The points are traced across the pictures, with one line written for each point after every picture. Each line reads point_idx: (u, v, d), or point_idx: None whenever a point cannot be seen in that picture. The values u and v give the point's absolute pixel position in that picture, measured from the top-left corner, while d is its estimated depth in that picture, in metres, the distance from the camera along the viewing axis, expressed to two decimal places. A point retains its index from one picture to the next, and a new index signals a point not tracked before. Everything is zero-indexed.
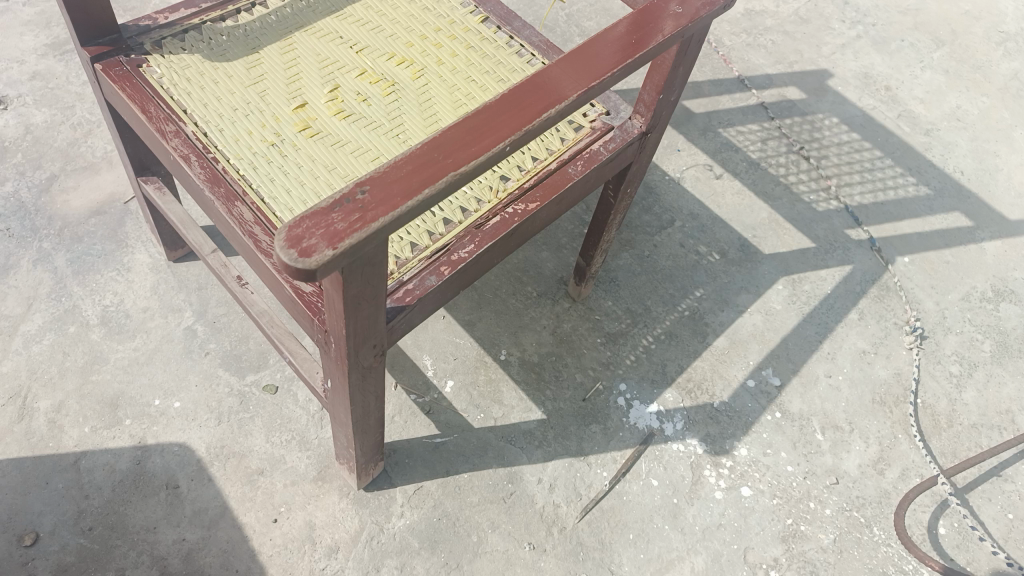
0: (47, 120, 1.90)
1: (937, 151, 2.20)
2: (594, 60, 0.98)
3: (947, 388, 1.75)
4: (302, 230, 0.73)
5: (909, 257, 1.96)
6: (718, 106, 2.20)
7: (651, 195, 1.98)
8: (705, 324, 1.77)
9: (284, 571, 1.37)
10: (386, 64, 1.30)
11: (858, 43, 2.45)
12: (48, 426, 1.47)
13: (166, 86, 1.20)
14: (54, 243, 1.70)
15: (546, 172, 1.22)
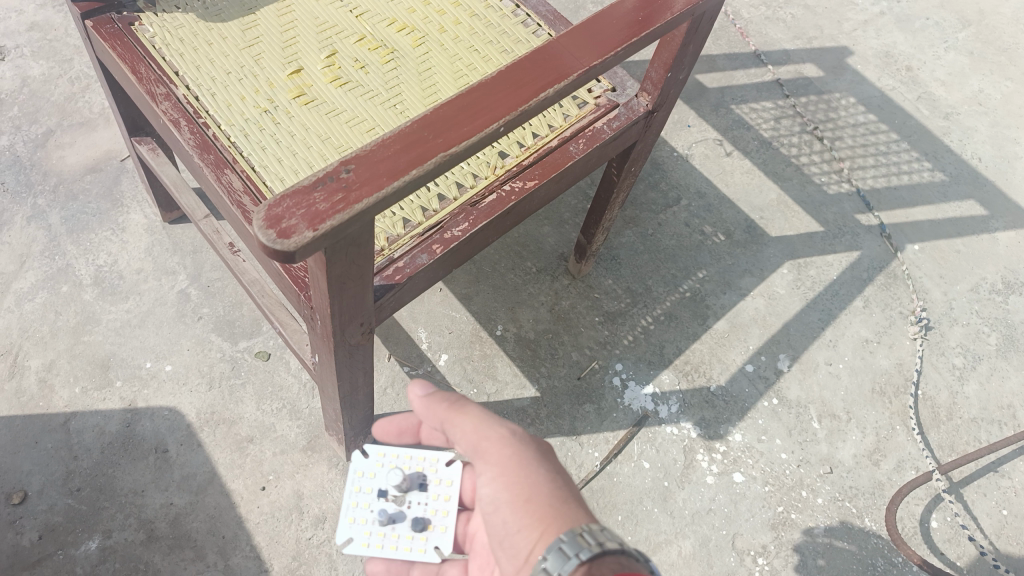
0: (44, 73, 1.86)
1: (955, 136, 2.14)
2: (598, 36, 0.93)
3: (950, 380, 1.72)
4: (282, 210, 0.70)
5: (919, 244, 1.92)
6: (732, 82, 2.14)
7: (658, 172, 1.94)
8: (706, 307, 1.75)
9: (271, 539, 1.37)
10: (386, 30, 1.25)
11: (881, 20, 2.37)
12: (39, 385, 1.47)
13: (158, 46, 1.16)
14: (49, 200, 1.68)
15: (546, 149, 1.18)
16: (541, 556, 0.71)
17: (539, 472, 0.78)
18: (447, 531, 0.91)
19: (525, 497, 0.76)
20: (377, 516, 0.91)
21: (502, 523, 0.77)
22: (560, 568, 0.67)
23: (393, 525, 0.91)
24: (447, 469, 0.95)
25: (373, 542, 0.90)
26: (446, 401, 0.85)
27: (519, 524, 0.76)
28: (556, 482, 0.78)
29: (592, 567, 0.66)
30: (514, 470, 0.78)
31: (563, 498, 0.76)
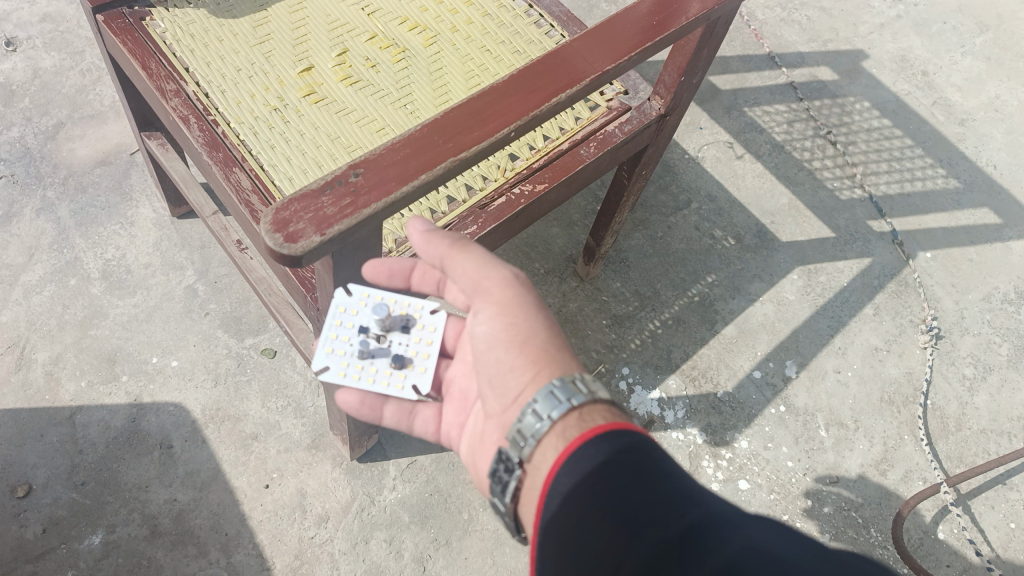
0: (55, 65, 1.86)
1: (970, 143, 2.12)
2: (612, 39, 0.92)
3: (959, 391, 1.71)
4: (290, 213, 0.70)
5: (932, 252, 1.90)
6: (745, 84, 2.12)
7: (668, 174, 1.93)
8: (715, 311, 1.73)
9: (273, 537, 1.37)
10: (398, 28, 1.24)
11: (898, 23, 2.35)
12: (45, 378, 1.47)
13: (169, 41, 1.16)
14: (58, 192, 1.68)
15: (557, 152, 1.17)
16: (531, 398, 0.72)
17: (535, 318, 0.77)
18: (427, 372, 0.86)
19: (520, 342, 0.76)
20: (357, 349, 0.85)
21: (494, 364, 0.78)
22: (549, 412, 0.69)
23: (372, 359, 0.85)
24: (431, 316, 0.89)
25: (350, 374, 0.84)
26: (447, 240, 0.80)
27: (510, 366, 0.76)
28: (551, 329, 0.77)
29: (583, 412, 0.68)
30: (512, 315, 0.77)
31: (557, 346, 0.76)
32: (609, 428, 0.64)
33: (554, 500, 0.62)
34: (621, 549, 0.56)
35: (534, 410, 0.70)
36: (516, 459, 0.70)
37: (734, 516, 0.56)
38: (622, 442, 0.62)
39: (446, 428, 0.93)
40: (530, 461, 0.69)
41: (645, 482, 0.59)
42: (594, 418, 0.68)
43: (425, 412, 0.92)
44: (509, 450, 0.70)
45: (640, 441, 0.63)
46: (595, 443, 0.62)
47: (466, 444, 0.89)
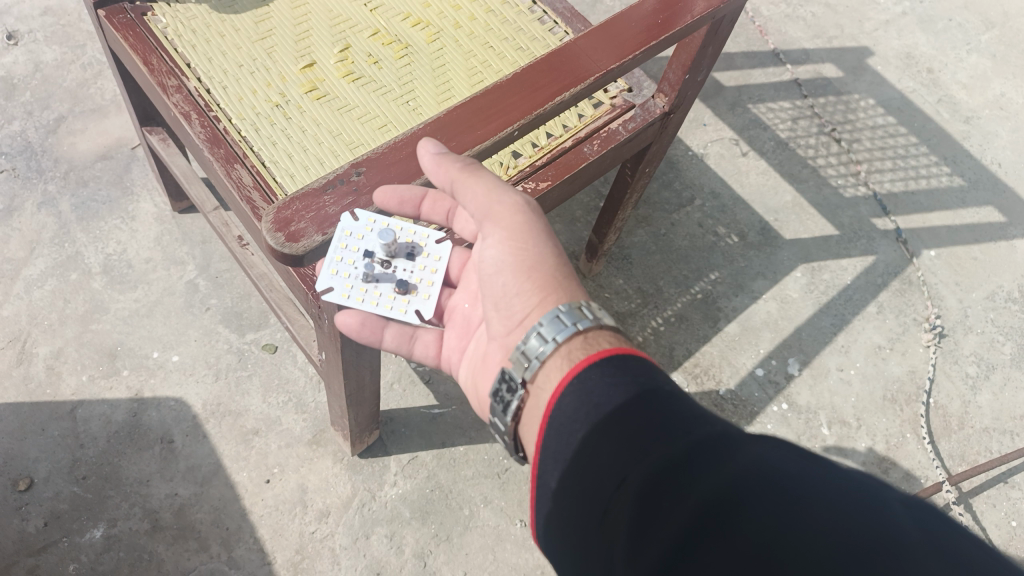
0: (57, 58, 1.86)
1: (975, 141, 2.10)
2: (617, 37, 0.91)
3: (962, 389, 1.70)
4: (291, 212, 0.73)
5: (936, 250, 1.89)
6: (749, 80, 2.12)
7: (672, 171, 1.93)
8: (718, 309, 1.73)
9: (274, 532, 1.37)
10: (401, 24, 1.24)
11: (903, 20, 2.33)
12: (46, 373, 1.47)
13: (171, 37, 1.15)
14: (60, 186, 1.67)
15: (560, 150, 1.17)
16: (537, 321, 0.76)
17: (543, 244, 0.80)
18: (431, 299, 0.86)
19: (528, 266, 0.79)
20: (362, 273, 0.83)
21: (500, 287, 0.80)
22: (555, 335, 0.73)
23: (376, 284, 0.84)
24: (437, 246, 0.89)
25: (354, 296, 0.83)
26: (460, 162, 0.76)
27: (517, 289, 0.79)
28: (558, 255, 0.80)
29: (589, 336, 0.72)
30: (522, 241, 0.79)
31: (563, 274, 0.79)
32: (615, 352, 0.66)
33: (559, 419, 0.64)
34: (624, 460, 0.56)
35: (539, 332, 0.73)
36: (520, 379, 0.74)
37: (740, 432, 0.55)
38: (627, 366, 0.64)
39: (446, 353, 0.94)
40: (533, 382, 0.73)
41: (649, 400, 0.60)
42: (598, 342, 0.71)
43: (426, 336, 0.93)
44: (514, 369, 0.74)
45: (645, 367, 0.65)
46: (601, 366, 0.65)
47: (467, 367, 0.92)
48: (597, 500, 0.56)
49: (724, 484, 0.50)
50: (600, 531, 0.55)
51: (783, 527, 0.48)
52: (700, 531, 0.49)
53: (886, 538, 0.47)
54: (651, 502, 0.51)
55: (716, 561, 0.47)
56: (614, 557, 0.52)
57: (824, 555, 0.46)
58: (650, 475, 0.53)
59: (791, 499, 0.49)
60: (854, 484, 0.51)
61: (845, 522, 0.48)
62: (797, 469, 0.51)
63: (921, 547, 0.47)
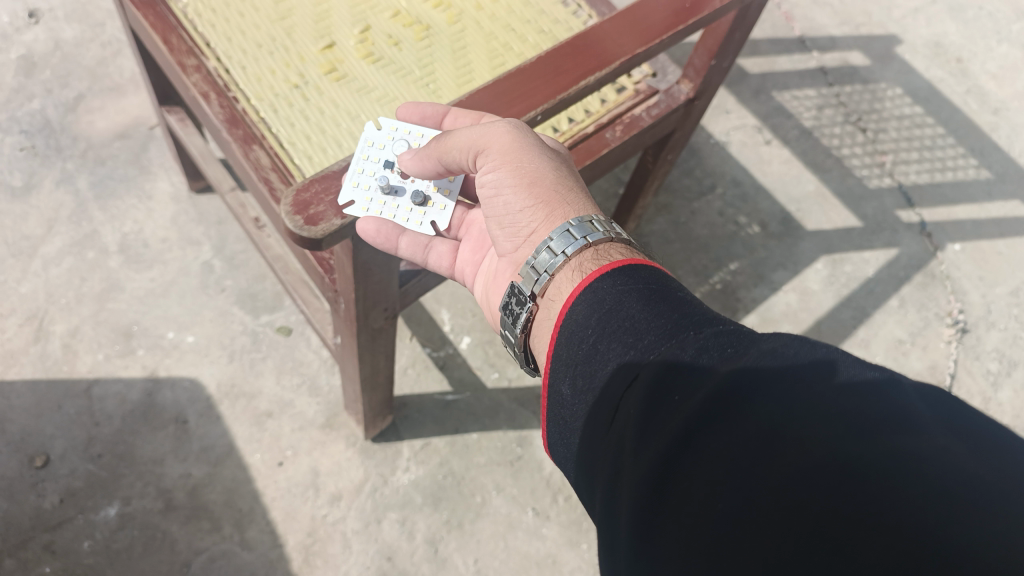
0: (76, 36, 1.85)
1: (1003, 133, 2.06)
2: (644, 20, 0.89)
3: (984, 386, 1.67)
4: (310, 196, 0.71)
5: (961, 244, 1.85)
6: (774, 67, 2.08)
7: (693, 158, 1.90)
8: (737, 300, 1.71)
9: (286, 515, 1.37)
10: (422, 5, 1.22)
11: (933, 7, 2.28)
12: (63, 350, 1.47)
13: (190, 16, 1.14)
14: (78, 164, 1.67)
15: (582, 135, 1.14)
16: (546, 236, 0.74)
17: (544, 158, 0.75)
18: (447, 209, 0.85)
19: (530, 181, 0.75)
20: (381, 185, 0.79)
21: (504, 206, 0.77)
22: (564, 248, 0.71)
23: (395, 196, 0.81)
24: None
25: (375, 210, 0.76)
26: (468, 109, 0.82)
27: (521, 205, 0.76)
28: (561, 169, 0.76)
29: (599, 249, 0.71)
30: (521, 156, 0.74)
31: (563, 185, 0.76)
32: (627, 262, 0.65)
33: (569, 328, 0.63)
34: (635, 362, 0.56)
35: (549, 247, 0.72)
36: (530, 293, 0.73)
37: (752, 333, 0.55)
38: (639, 275, 0.63)
39: (459, 265, 0.91)
40: (544, 295, 0.73)
41: (662, 306, 0.59)
42: (610, 254, 0.70)
43: (440, 248, 0.89)
44: (523, 284, 0.73)
45: (658, 276, 0.64)
46: (613, 275, 0.64)
47: (483, 284, 0.90)
48: (608, 400, 0.56)
49: (736, 374, 0.50)
50: (611, 428, 0.54)
51: (797, 410, 0.47)
52: (711, 418, 0.48)
53: (899, 420, 0.46)
54: (663, 397, 0.51)
55: (727, 444, 0.46)
56: (623, 449, 0.51)
57: (838, 433, 0.45)
58: (662, 372, 0.53)
59: (805, 388, 0.48)
60: (869, 372, 0.49)
61: (858, 405, 0.47)
62: (810, 358, 0.50)
63: (934, 431, 0.46)
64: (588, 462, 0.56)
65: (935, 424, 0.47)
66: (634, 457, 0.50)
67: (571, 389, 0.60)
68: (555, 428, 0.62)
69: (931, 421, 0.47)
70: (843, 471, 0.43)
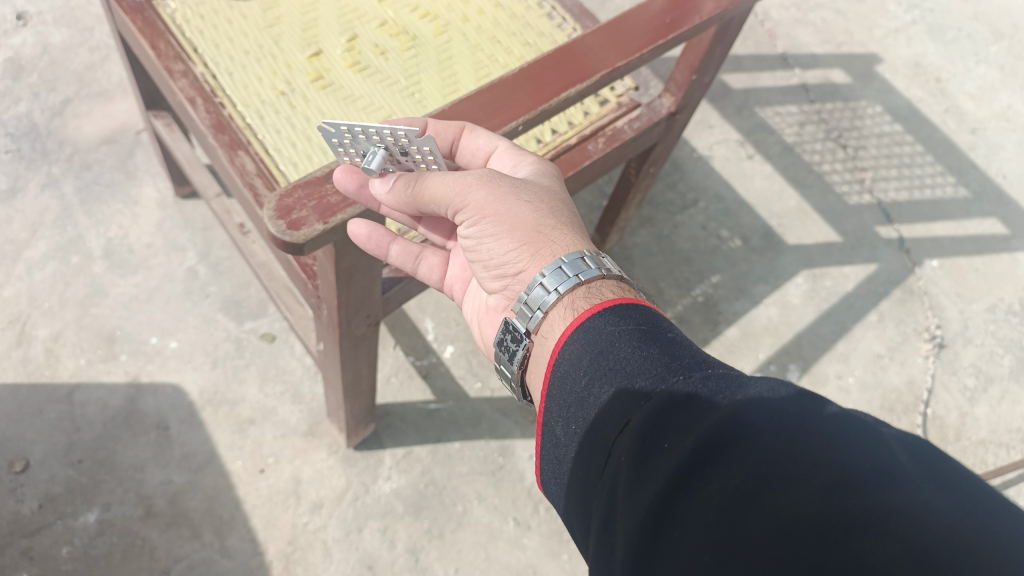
0: (64, 41, 1.85)
1: (981, 152, 2.10)
2: (625, 35, 0.91)
3: (960, 401, 1.70)
4: (293, 201, 0.72)
5: (938, 260, 1.88)
6: (757, 84, 2.11)
7: (677, 172, 1.92)
8: (718, 313, 1.73)
9: (266, 522, 1.37)
10: (409, 16, 1.23)
11: (913, 28, 2.32)
12: (45, 355, 1.47)
13: (179, 22, 1.15)
14: (63, 169, 1.67)
15: (565, 147, 1.16)
16: (537, 271, 0.75)
17: (524, 203, 0.76)
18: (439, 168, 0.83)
19: (508, 227, 0.75)
20: None
21: (488, 252, 0.78)
22: (557, 285, 0.72)
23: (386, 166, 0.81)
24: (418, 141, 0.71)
25: None
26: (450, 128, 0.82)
27: (505, 249, 0.76)
28: (540, 210, 0.76)
29: (592, 287, 0.72)
30: (498, 203, 0.74)
31: (548, 224, 0.76)
32: (620, 302, 0.67)
33: (562, 367, 0.65)
34: (627, 404, 0.57)
35: (542, 283, 0.73)
36: (525, 330, 0.74)
37: (742, 376, 0.56)
38: (631, 314, 0.65)
39: (449, 280, 0.95)
40: (538, 332, 0.74)
41: (654, 349, 0.61)
42: (602, 291, 0.72)
43: (431, 260, 0.94)
44: (517, 320, 0.75)
45: (650, 315, 0.66)
46: (606, 316, 0.65)
47: (469, 304, 0.94)
48: (601, 443, 0.57)
49: (724, 422, 0.51)
50: (603, 472, 0.56)
51: (779, 460, 0.48)
52: (700, 467, 0.50)
53: (882, 473, 0.47)
54: (653, 444, 0.53)
55: (714, 495, 0.48)
56: (615, 494, 0.53)
57: (821, 485, 0.46)
58: (651, 416, 0.54)
59: (795, 436, 0.50)
60: (855, 424, 0.51)
61: (842, 457, 0.48)
62: (797, 407, 0.52)
63: (917, 486, 0.47)
64: (584, 504, 0.58)
65: (919, 478, 0.48)
66: (624, 505, 0.51)
67: (565, 429, 0.62)
68: (550, 466, 0.64)
69: (912, 473, 0.48)
70: (828, 523, 0.45)
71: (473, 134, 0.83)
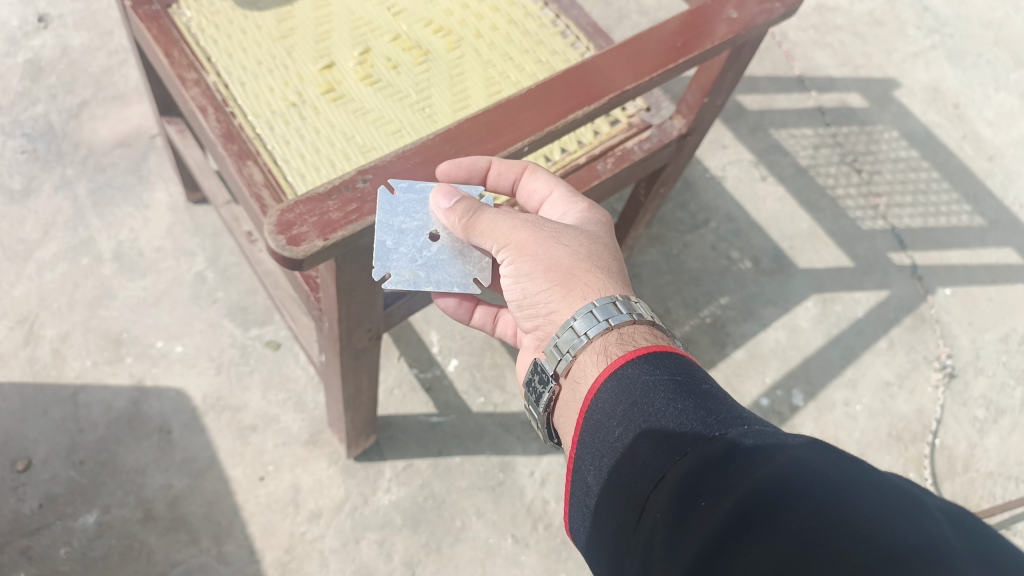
0: (84, 44, 1.87)
1: (997, 180, 2.08)
2: (637, 56, 0.90)
3: (970, 432, 1.68)
4: (294, 216, 0.70)
5: (951, 288, 1.86)
6: (773, 105, 2.10)
7: (688, 191, 1.92)
8: (726, 334, 1.72)
9: (264, 530, 1.37)
10: (422, 31, 1.24)
11: (932, 53, 2.31)
12: (52, 355, 1.48)
13: (193, 30, 1.16)
14: (77, 170, 1.69)
15: (574, 165, 1.16)
16: (570, 316, 0.76)
17: (562, 245, 0.79)
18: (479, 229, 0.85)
19: (544, 267, 0.77)
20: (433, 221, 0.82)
21: (522, 291, 0.81)
22: (587, 329, 0.73)
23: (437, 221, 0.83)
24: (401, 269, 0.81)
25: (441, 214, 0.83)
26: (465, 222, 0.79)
27: (538, 289, 0.79)
28: (576, 251, 0.79)
29: (623, 333, 0.73)
30: (536, 245, 0.78)
31: (581, 266, 0.78)
32: (652, 350, 0.67)
33: (595, 416, 0.65)
34: (662, 459, 0.57)
35: (572, 326, 0.74)
36: (552, 372, 0.75)
37: (778, 437, 0.56)
38: (666, 364, 0.65)
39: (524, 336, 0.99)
40: (566, 375, 0.75)
41: (690, 402, 0.60)
42: (634, 338, 0.73)
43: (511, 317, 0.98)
44: (546, 362, 0.76)
45: (684, 367, 0.66)
46: (641, 366, 0.65)
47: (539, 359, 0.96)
48: (634, 497, 0.57)
49: (766, 485, 0.51)
50: (638, 527, 0.55)
51: (821, 529, 0.48)
52: (741, 528, 0.49)
53: (925, 547, 0.47)
54: (690, 501, 0.52)
55: (760, 558, 0.47)
56: (651, 553, 0.53)
57: (869, 554, 0.46)
58: (690, 473, 0.54)
59: (836, 503, 0.50)
60: (896, 496, 0.51)
61: (885, 526, 0.48)
62: (836, 473, 0.52)
63: (960, 560, 0.47)
64: (613, 557, 0.58)
65: (962, 553, 0.48)
66: (664, 563, 0.51)
67: (597, 479, 0.62)
68: (579, 514, 0.64)
69: (959, 549, 0.48)
70: None
71: (532, 175, 0.90)
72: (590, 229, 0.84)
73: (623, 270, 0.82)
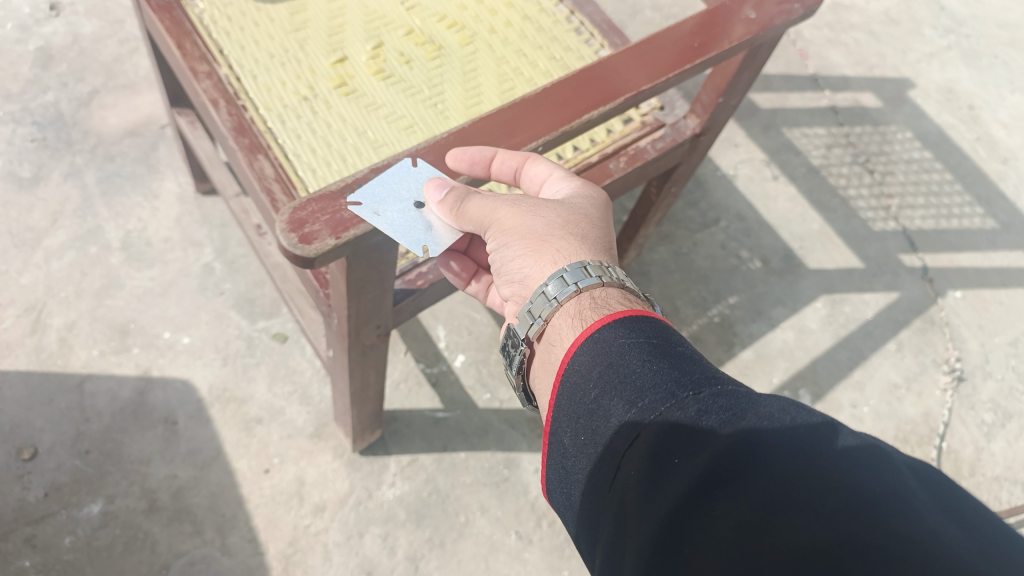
0: (95, 32, 1.87)
1: (1010, 182, 2.06)
2: (653, 56, 0.89)
3: (977, 436, 1.66)
4: (306, 214, 0.69)
5: (962, 291, 1.85)
6: (785, 103, 2.08)
7: (698, 189, 1.90)
8: (733, 334, 1.71)
9: (268, 522, 1.37)
10: (435, 26, 1.23)
11: (947, 53, 2.29)
12: (59, 344, 1.48)
13: (206, 22, 1.15)
14: (86, 159, 1.69)
15: (586, 164, 1.15)
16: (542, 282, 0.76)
17: (540, 218, 0.78)
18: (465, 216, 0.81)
19: (517, 234, 0.77)
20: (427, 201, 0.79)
21: (499, 260, 0.80)
22: (557, 293, 0.73)
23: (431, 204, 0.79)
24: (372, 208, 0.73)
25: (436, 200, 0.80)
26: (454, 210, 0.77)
27: (513, 256, 0.78)
28: (553, 221, 0.78)
29: (594, 295, 0.72)
30: (515, 215, 0.77)
31: (556, 234, 0.78)
32: (627, 313, 0.65)
33: (572, 377, 0.63)
34: (637, 420, 0.56)
35: (544, 291, 0.74)
36: (523, 335, 0.75)
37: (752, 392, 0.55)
38: (642, 326, 0.63)
39: None
40: (538, 339, 0.75)
41: (665, 363, 0.59)
42: (607, 301, 0.72)
43: None
44: (518, 327, 0.76)
45: (660, 330, 0.64)
46: (616, 327, 0.63)
47: None
48: (609, 457, 0.56)
49: (737, 444, 0.51)
50: (612, 486, 0.55)
51: (788, 486, 0.48)
52: (712, 485, 0.50)
53: (889, 497, 0.47)
54: (664, 460, 0.52)
55: (728, 515, 0.48)
56: (624, 511, 0.53)
57: (835, 508, 0.47)
58: (662, 433, 0.54)
59: (806, 458, 0.49)
60: (865, 446, 0.51)
61: (852, 480, 0.48)
62: (807, 426, 0.52)
63: (926, 509, 0.47)
64: (589, 517, 0.57)
65: (928, 503, 0.48)
66: (637, 520, 0.51)
67: (573, 440, 0.61)
68: (556, 475, 0.63)
69: (926, 499, 0.48)
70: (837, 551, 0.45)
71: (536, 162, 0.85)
72: (573, 202, 0.83)
73: (605, 241, 0.81)
